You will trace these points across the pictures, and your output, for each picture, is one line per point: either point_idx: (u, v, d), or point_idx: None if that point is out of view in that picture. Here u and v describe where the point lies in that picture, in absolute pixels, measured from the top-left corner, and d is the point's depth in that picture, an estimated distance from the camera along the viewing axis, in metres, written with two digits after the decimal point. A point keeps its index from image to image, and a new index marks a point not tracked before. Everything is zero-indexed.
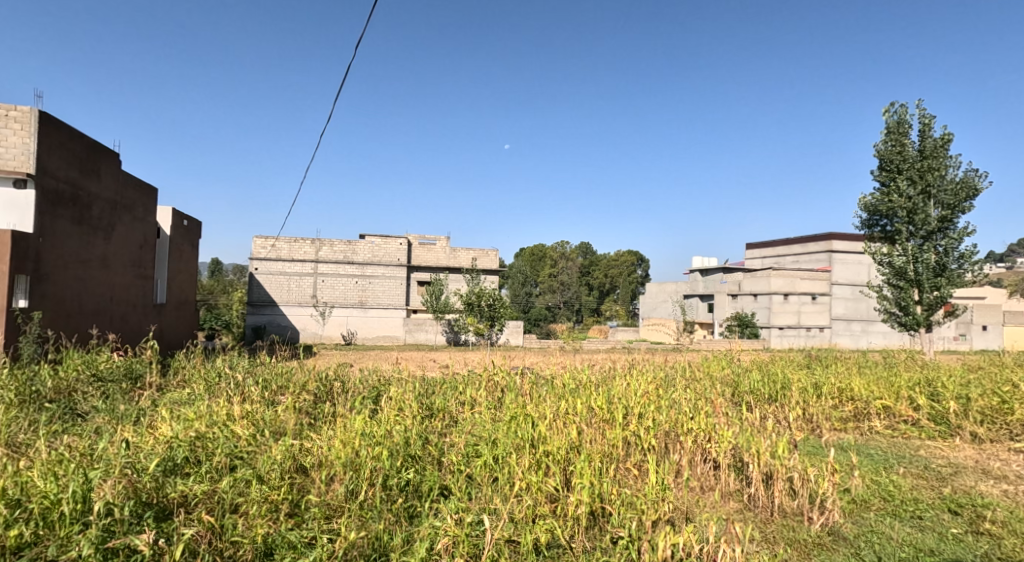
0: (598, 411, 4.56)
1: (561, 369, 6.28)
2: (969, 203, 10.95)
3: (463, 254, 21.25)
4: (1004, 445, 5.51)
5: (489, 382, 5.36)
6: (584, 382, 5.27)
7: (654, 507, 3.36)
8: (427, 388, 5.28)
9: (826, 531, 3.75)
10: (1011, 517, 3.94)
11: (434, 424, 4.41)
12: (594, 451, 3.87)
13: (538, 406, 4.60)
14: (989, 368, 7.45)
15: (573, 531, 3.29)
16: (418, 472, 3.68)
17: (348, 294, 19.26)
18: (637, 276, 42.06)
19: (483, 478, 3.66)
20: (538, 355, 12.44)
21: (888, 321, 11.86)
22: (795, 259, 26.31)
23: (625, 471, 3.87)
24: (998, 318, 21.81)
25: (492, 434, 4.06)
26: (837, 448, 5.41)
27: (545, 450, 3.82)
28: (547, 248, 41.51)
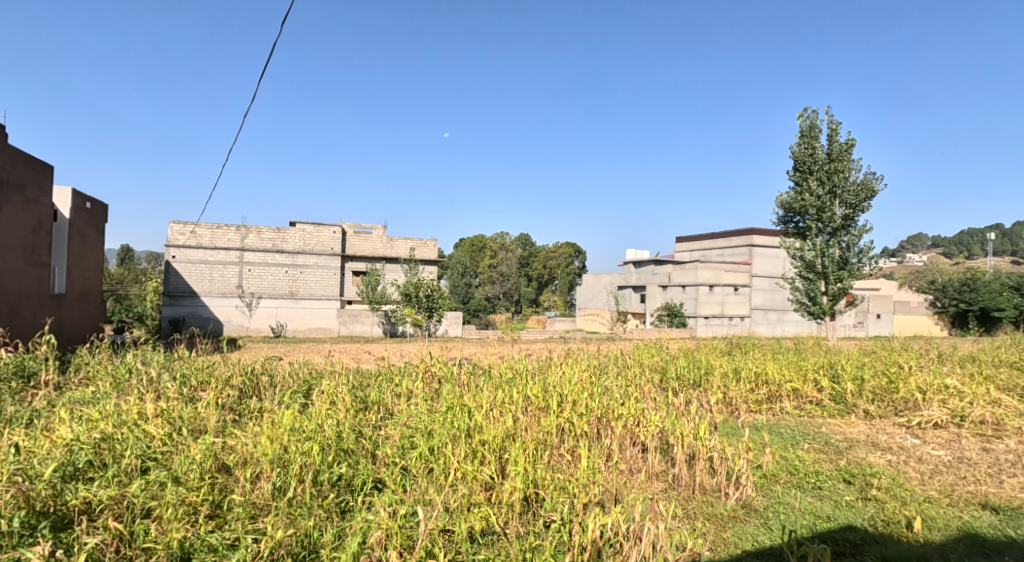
0: (533, 401, 4.78)
1: (498, 358, 6.53)
2: (868, 202, 11.96)
3: (401, 244, 21.19)
4: (890, 420, 6.14)
5: (426, 373, 5.54)
6: (521, 371, 5.52)
7: (584, 491, 3.56)
8: (361, 381, 5.41)
9: (740, 504, 4.14)
10: (894, 484, 4.51)
11: (368, 418, 4.50)
12: (528, 439, 4.07)
13: (474, 396, 4.78)
14: (882, 352, 8.25)
15: (507, 518, 3.42)
16: (351, 467, 3.73)
17: (278, 284, 18.82)
18: (574, 268, 43.08)
19: (419, 469, 3.76)
20: (476, 346, 12.72)
21: (798, 311, 12.82)
22: (720, 252, 27.69)
23: (559, 456, 4.12)
24: (889, 307, 24.22)
25: (428, 426, 4.19)
26: (751, 428, 5.92)
27: (481, 439, 3.99)
28: (486, 239, 41.77)
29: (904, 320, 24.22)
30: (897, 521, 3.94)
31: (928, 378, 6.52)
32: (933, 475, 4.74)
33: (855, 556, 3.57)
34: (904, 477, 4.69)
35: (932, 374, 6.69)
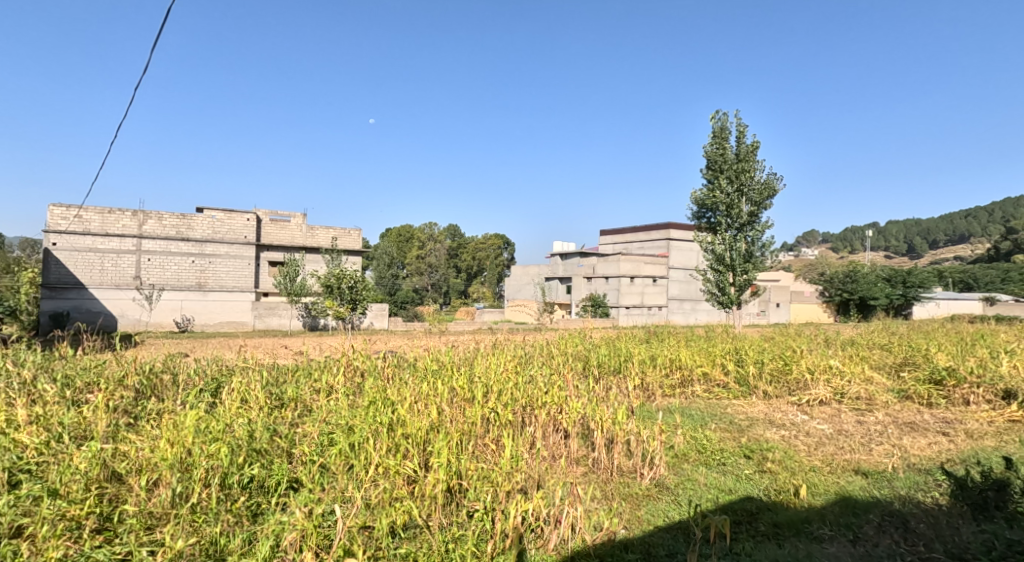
0: (459, 391, 4.80)
1: (424, 350, 6.61)
2: (771, 200, 12.93)
3: (322, 234, 21.11)
4: (784, 399, 6.76)
5: (348, 366, 5.56)
6: (446, 363, 5.65)
7: (507, 479, 3.60)
8: (277, 377, 5.35)
9: (653, 483, 4.44)
10: (786, 457, 5.01)
11: (285, 415, 4.40)
12: (453, 430, 4.07)
13: (398, 389, 4.75)
14: (781, 338, 8.99)
15: (430, 510, 3.40)
16: (263, 468, 3.59)
17: (183, 275, 17.92)
18: (502, 260, 43.44)
19: (338, 466, 3.65)
20: (401, 339, 12.64)
21: (709, 301, 13.64)
22: (640, 245, 28.81)
23: (483, 446, 4.14)
24: (786, 297, 25.80)
25: (349, 421, 4.06)
26: (665, 411, 6.35)
27: (404, 433, 3.91)
28: (413, 229, 41.20)
29: (799, 309, 26.13)
30: (786, 490, 4.37)
31: (815, 360, 7.23)
32: (818, 446, 5.28)
33: (751, 523, 3.90)
34: (794, 449, 5.21)
35: (820, 356, 7.43)
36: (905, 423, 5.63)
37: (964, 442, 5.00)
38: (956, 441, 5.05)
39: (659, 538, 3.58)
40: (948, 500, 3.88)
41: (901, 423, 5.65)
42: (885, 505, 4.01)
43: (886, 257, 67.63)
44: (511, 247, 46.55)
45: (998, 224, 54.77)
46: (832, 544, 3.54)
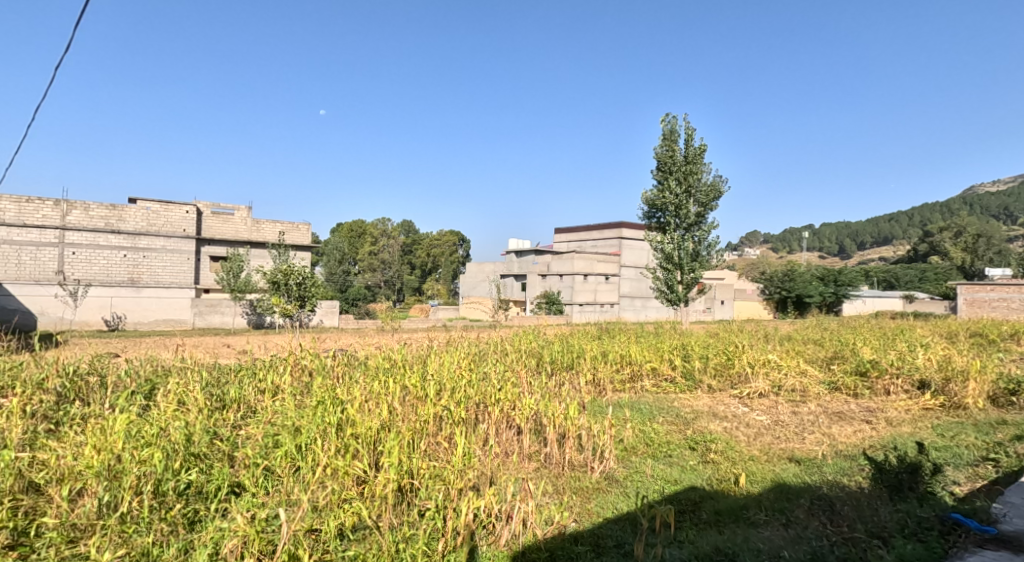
0: (411, 390, 4.83)
1: (376, 348, 6.61)
2: (716, 202, 13.42)
3: (269, 228, 20.75)
4: (726, 392, 7.08)
5: (295, 365, 5.51)
6: (398, 361, 5.68)
7: (459, 477, 3.64)
8: (217, 378, 5.23)
9: (603, 476, 4.61)
10: (727, 448, 5.27)
11: (226, 417, 4.32)
12: (405, 429, 4.10)
13: (348, 389, 4.75)
14: (725, 334, 9.36)
15: (380, 510, 3.38)
16: (203, 472, 3.49)
17: (113, 270, 17.20)
18: (457, 257, 43.37)
19: (284, 469, 3.60)
20: (351, 337, 12.51)
21: (658, 298, 14.03)
22: (593, 244, 29.31)
23: (436, 444, 4.18)
24: (731, 295, 26.70)
25: (296, 422, 4.02)
26: (614, 406, 6.54)
27: (354, 433, 3.90)
28: (366, 225, 40.60)
29: (742, 306, 27.11)
30: (728, 478, 4.61)
31: (755, 355, 7.58)
32: (757, 436, 5.58)
33: (694, 511, 4.11)
34: (735, 440, 5.48)
35: (759, 351, 7.80)
36: (834, 413, 6.00)
37: (884, 429, 5.38)
38: (878, 429, 5.42)
39: (608, 529, 3.72)
40: (869, 484, 4.15)
41: (831, 413, 6.01)
42: (816, 489, 4.27)
43: (821, 258, 71.10)
44: (466, 244, 46.58)
45: (919, 228, 58.56)
46: (767, 528, 3.76)
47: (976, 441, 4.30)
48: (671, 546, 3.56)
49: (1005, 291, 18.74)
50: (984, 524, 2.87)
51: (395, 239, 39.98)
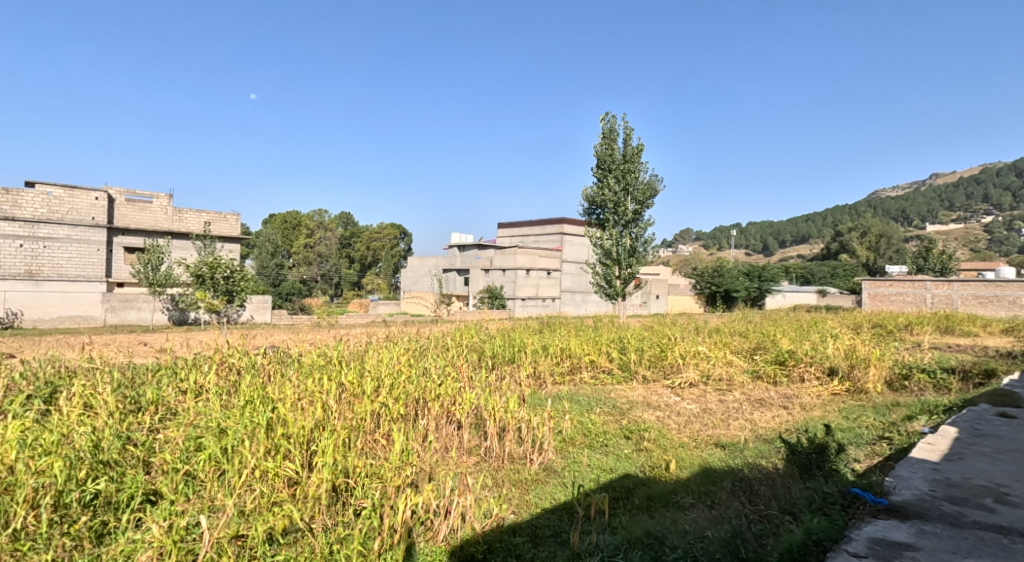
0: (348, 387, 4.78)
1: (312, 344, 6.52)
2: (652, 200, 13.91)
3: (192, 218, 19.96)
4: (660, 382, 7.41)
5: (222, 363, 5.33)
6: (336, 357, 5.63)
7: (396, 475, 3.59)
8: (132, 379, 4.99)
9: (541, 468, 4.76)
10: (660, 436, 5.54)
11: (141, 420, 4.01)
12: (340, 427, 4.02)
13: (280, 388, 4.63)
14: (658, 327, 9.75)
15: (314, 512, 3.29)
16: (113, 481, 3.25)
17: (8, 261, 16.19)
18: (397, 251, 42.94)
19: (207, 473, 3.42)
20: (285, 333, 12.23)
21: (597, 293, 14.40)
22: (536, 240, 29.78)
23: (373, 442, 4.14)
24: (665, 290, 27.61)
25: (221, 424, 3.83)
26: (553, 398, 6.72)
27: (285, 433, 3.76)
28: (300, 216, 39.48)
29: (675, 300, 28.09)
30: (659, 465, 4.87)
31: (686, 347, 7.95)
32: (687, 424, 5.89)
33: (628, 498, 4.32)
34: (667, 428, 5.78)
35: (691, 343, 8.19)
36: (755, 400, 6.40)
37: (799, 414, 5.81)
38: (793, 413, 5.84)
39: (545, 519, 3.86)
40: (783, 465, 4.46)
41: (753, 400, 6.41)
42: (738, 472, 4.56)
43: (748, 256, 74.48)
44: (407, 237, 46.22)
45: (834, 227, 62.40)
46: (693, 510, 4.00)
47: (875, 422, 4.73)
48: (605, 532, 3.71)
49: (903, 287, 20.29)
50: (880, 498, 2.88)
51: (332, 232, 39.10)
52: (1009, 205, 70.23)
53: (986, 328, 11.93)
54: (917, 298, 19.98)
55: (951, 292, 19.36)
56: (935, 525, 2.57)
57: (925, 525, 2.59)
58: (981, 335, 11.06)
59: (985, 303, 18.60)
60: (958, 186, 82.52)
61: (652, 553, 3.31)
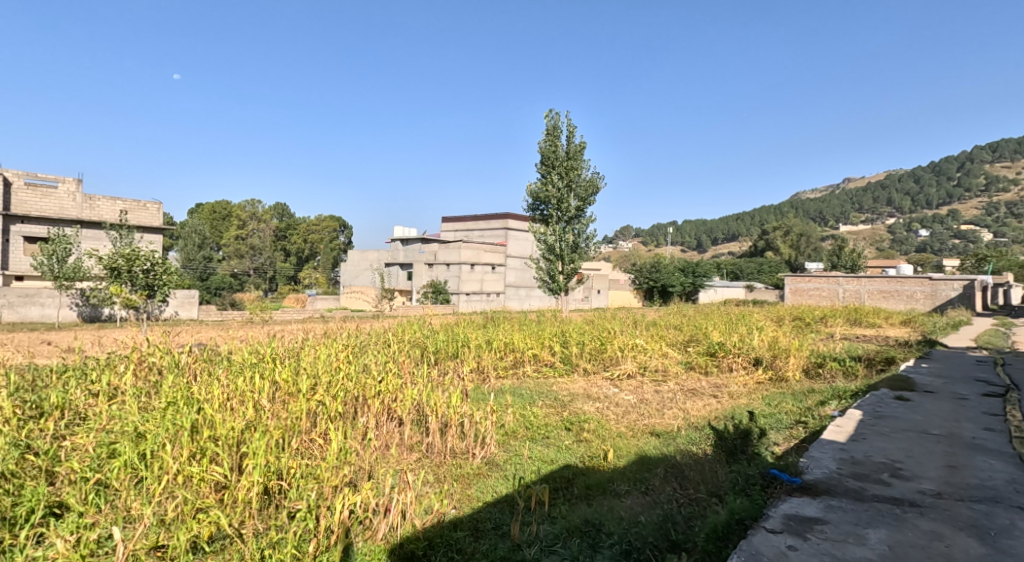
0: (281, 386, 4.52)
1: (246, 340, 6.31)
2: (594, 197, 14.23)
3: (107, 207, 18.98)
4: (600, 374, 7.63)
5: (140, 364, 4.96)
6: (271, 353, 5.48)
7: (334, 474, 3.39)
8: (34, 383, 4.64)
9: (483, 461, 4.86)
10: (598, 427, 5.74)
11: (44, 427, 3.75)
12: (275, 426, 3.72)
13: (206, 385, 4.33)
14: (599, 321, 10.01)
15: (243, 517, 3.01)
16: (9, 495, 3.01)
17: None
18: (337, 244, 42.10)
19: (122, 481, 3.16)
20: (213, 329, 11.78)
21: (540, 287, 14.59)
22: (480, 234, 29.99)
23: (309, 441, 3.91)
24: (605, 285, 28.24)
25: (138, 428, 3.57)
26: (496, 392, 6.81)
27: (211, 435, 3.44)
28: (231, 206, 37.98)
29: (615, 295, 28.79)
30: (597, 455, 5.04)
31: (625, 340, 8.22)
32: (624, 414, 6.12)
33: (567, 487, 4.48)
34: (606, 419, 5.98)
35: (629, 336, 8.46)
36: (688, 389, 6.72)
37: (727, 402, 6.13)
38: (722, 401, 6.17)
39: (487, 513, 3.95)
40: (712, 451, 4.70)
41: (686, 390, 6.72)
42: (670, 459, 4.78)
43: (682, 252, 76.83)
44: (347, 230, 45.44)
45: (760, 226, 65.30)
46: (629, 497, 4.17)
47: (792, 408, 5.06)
48: (545, 522, 3.83)
49: (819, 282, 21.51)
50: (795, 477, 3.12)
51: (265, 223, 37.80)
52: (913, 207, 75.59)
53: (889, 320, 12.93)
54: (831, 293, 21.25)
55: (859, 287, 20.71)
56: (841, 500, 2.81)
57: (834, 500, 2.82)
58: (884, 326, 11.99)
59: (888, 297, 20.00)
60: (872, 189, 88.02)
61: (590, 540, 3.44)
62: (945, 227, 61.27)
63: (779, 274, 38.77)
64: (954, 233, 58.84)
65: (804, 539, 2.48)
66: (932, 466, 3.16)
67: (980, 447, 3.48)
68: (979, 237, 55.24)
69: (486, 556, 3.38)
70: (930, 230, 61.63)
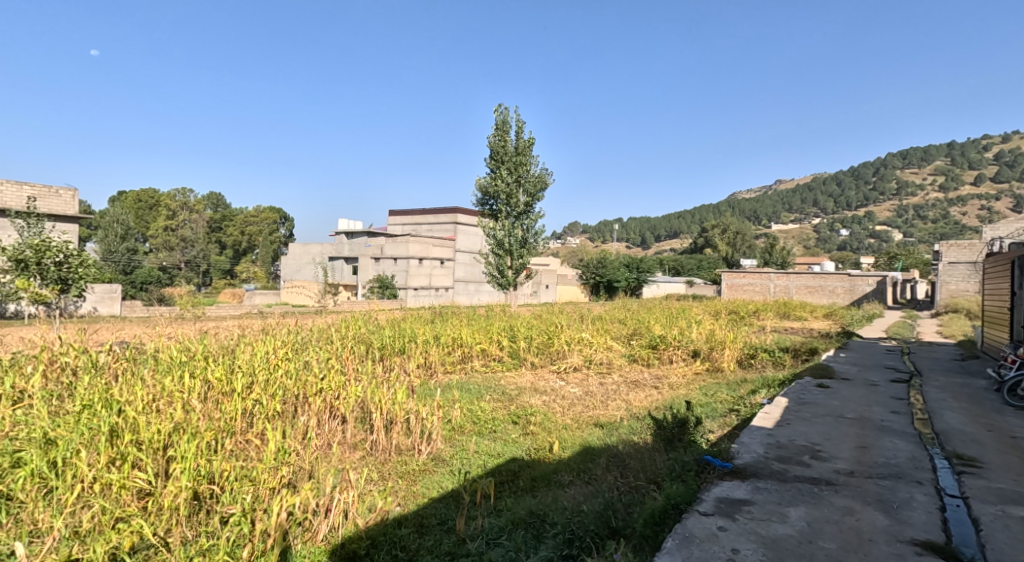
0: (214, 385, 4.30)
1: (177, 337, 6.05)
2: (543, 193, 14.38)
3: (14, 194, 17.08)
4: (547, 368, 7.76)
5: (52, 366, 4.63)
6: (206, 349, 5.28)
7: (271, 476, 3.23)
8: None
9: (429, 457, 4.88)
10: (544, 420, 5.84)
11: None
12: (206, 428, 3.48)
13: (130, 385, 4.07)
14: (547, 316, 10.13)
15: (169, 525, 2.86)
16: None
17: None
18: (276, 236, 40.96)
19: (29, 493, 2.92)
20: (140, 326, 11.20)
21: (489, 283, 14.63)
22: (429, 228, 29.84)
23: (245, 443, 3.73)
24: (553, 280, 28.53)
25: (48, 433, 3.27)
26: (443, 388, 6.82)
27: (133, 439, 3.19)
28: (159, 195, 36.16)
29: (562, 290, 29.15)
30: (543, 447, 5.13)
31: (571, 333, 8.37)
32: (569, 407, 6.25)
33: (513, 480, 4.55)
34: (552, 412, 6.09)
35: (576, 330, 8.61)
36: (631, 381, 6.91)
37: (667, 393, 6.35)
38: (662, 392, 6.39)
39: (432, 509, 3.97)
40: (651, 441, 4.85)
41: (629, 381, 6.92)
42: (613, 449, 4.91)
43: (626, 249, 78.22)
44: (287, 221, 44.24)
45: (700, 225, 67.26)
46: (572, 487, 4.27)
47: (726, 397, 5.30)
48: (490, 515, 3.88)
49: (753, 277, 22.36)
50: (726, 462, 3.27)
51: (198, 213, 36.23)
52: (838, 207, 79.57)
53: (813, 313, 13.65)
54: (763, 288, 22.13)
55: (788, 283, 21.69)
56: (766, 482, 2.98)
57: (760, 483, 2.98)
58: (810, 319, 12.67)
59: (813, 292, 21.05)
60: (801, 189, 92.10)
61: (533, 531, 3.51)
62: (863, 226, 64.79)
63: (716, 270, 40.14)
64: (869, 233, 62.30)
65: (732, 520, 2.62)
66: (846, 447, 3.39)
67: (888, 429, 3.76)
68: (891, 235, 58.71)
69: (431, 552, 3.42)
70: (849, 230, 64.96)
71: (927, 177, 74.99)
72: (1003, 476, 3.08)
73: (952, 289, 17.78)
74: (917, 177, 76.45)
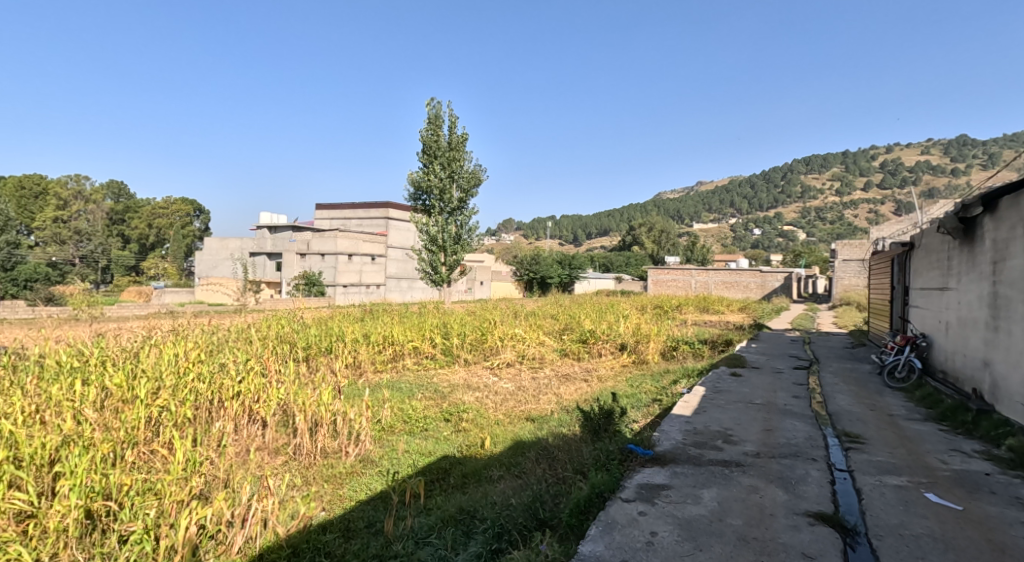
0: (113, 392, 3.99)
1: (73, 339, 5.56)
2: (477, 189, 14.34)
3: None
4: (480, 364, 7.72)
5: None
6: (108, 353, 4.89)
7: (178, 487, 3.04)
8: None
9: (358, 459, 4.73)
10: (477, 416, 5.80)
11: None
12: (101, 440, 3.22)
13: (12, 395, 3.71)
14: (479, 312, 10.06)
15: (56, 549, 2.63)
16: None
17: None
18: (186, 229, 38.85)
19: None
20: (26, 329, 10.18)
21: (422, 280, 14.39)
22: (358, 223, 29.23)
23: (148, 454, 3.48)
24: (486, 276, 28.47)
25: None
26: (373, 388, 6.65)
27: (12, 456, 2.90)
28: (50, 183, 33.29)
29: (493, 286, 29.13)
30: (475, 444, 5.10)
31: (505, 330, 8.35)
32: (502, 402, 6.23)
33: (444, 478, 4.48)
34: (484, 408, 6.06)
35: (508, 326, 8.61)
36: (562, 375, 6.97)
37: (596, 385, 6.45)
38: (592, 385, 6.47)
39: (360, 512, 3.85)
40: (580, 433, 4.90)
41: (560, 375, 6.99)
42: (543, 442, 4.92)
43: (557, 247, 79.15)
44: (201, 214, 42.02)
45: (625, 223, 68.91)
46: (503, 482, 4.25)
47: (650, 388, 5.43)
48: (420, 515, 3.80)
49: (676, 273, 22.96)
50: (648, 450, 3.33)
51: (96, 204, 33.65)
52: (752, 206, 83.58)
53: (730, 307, 14.26)
54: (685, 284, 22.88)
55: (708, 279, 22.59)
56: (683, 467, 3.05)
57: (677, 468, 3.06)
58: (727, 312, 13.26)
59: (729, 287, 22.13)
60: (720, 190, 96.18)
61: (464, 528, 3.46)
62: (774, 226, 68.44)
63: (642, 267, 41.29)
64: (780, 232, 65.84)
65: (651, 504, 2.66)
66: (753, 430, 3.53)
67: (791, 412, 3.95)
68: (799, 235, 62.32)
69: (358, 555, 3.32)
70: (762, 229, 68.40)
71: (826, 180, 80.11)
72: (881, 450, 3.30)
73: (846, 283, 19.06)
74: (820, 180, 81.48)
